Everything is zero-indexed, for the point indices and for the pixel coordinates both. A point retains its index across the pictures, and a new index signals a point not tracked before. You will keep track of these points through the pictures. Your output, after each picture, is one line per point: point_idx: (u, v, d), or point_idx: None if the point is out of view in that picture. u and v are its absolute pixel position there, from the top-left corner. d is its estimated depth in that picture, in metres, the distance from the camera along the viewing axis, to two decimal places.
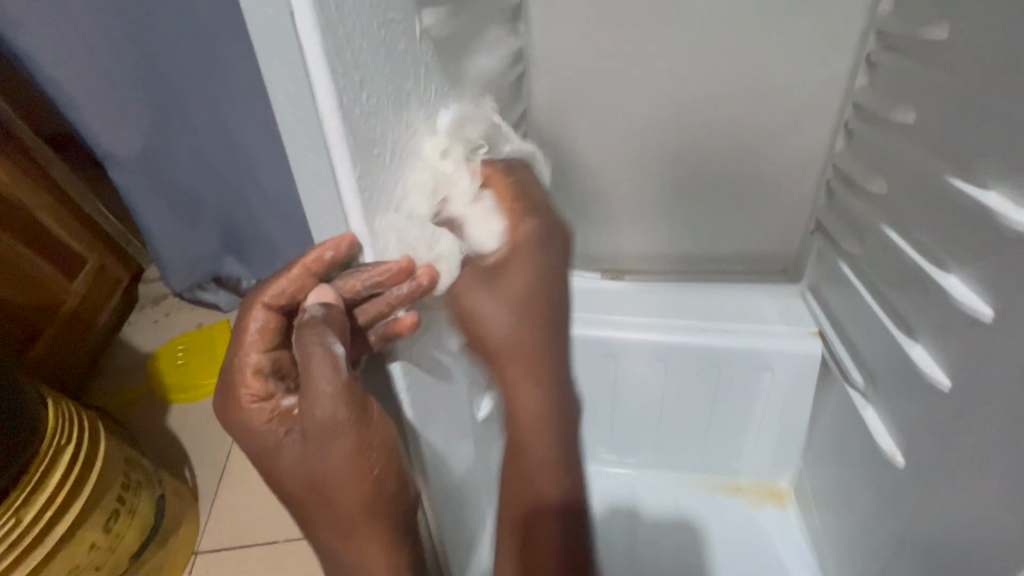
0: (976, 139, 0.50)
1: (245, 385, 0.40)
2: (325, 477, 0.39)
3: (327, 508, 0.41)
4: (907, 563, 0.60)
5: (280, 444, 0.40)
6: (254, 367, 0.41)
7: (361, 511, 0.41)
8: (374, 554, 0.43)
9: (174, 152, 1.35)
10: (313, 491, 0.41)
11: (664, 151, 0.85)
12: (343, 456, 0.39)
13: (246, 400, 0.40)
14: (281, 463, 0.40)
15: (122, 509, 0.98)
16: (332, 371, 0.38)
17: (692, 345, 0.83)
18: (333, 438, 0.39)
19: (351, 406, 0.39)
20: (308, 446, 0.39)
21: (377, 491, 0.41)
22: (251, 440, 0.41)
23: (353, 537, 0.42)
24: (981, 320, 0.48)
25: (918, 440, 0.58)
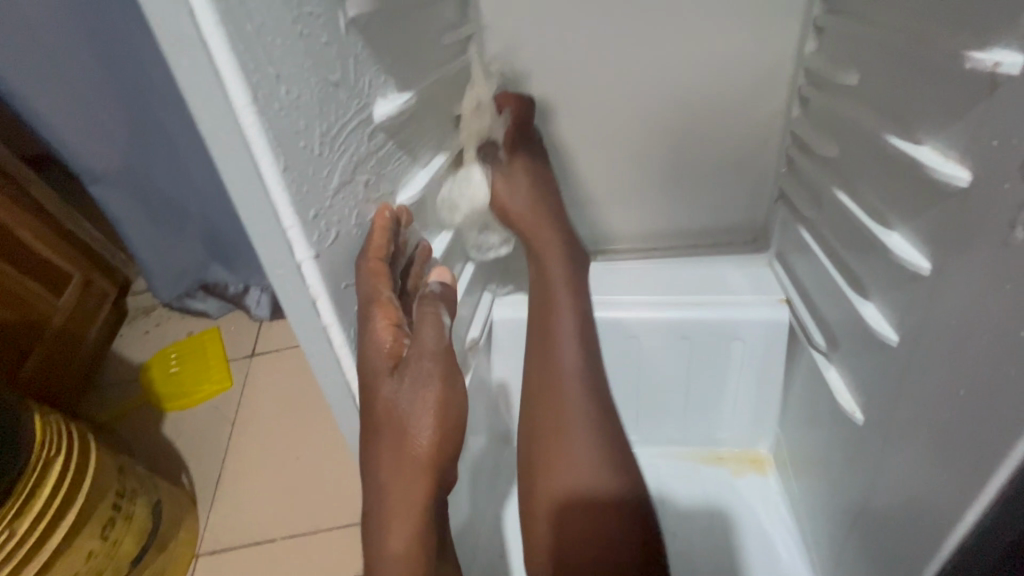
0: (910, 96, 0.50)
1: (380, 312, 0.45)
2: (411, 415, 0.46)
3: (396, 440, 0.46)
4: (872, 518, 0.61)
5: (386, 374, 0.45)
6: (385, 300, 0.46)
7: (419, 454, 0.46)
8: (418, 491, 0.47)
9: (150, 163, 1.35)
10: (389, 423, 0.46)
11: (626, 130, 0.85)
12: (433, 407, 0.46)
13: (376, 323, 0.45)
14: (376, 389, 0.45)
15: (118, 516, 1.00)
16: (440, 336, 0.48)
17: (663, 320, 0.84)
18: (430, 387, 0.46)
19: (447, 369, 0.47)
20: (412, 384, 0.45)
21: (442, 445, 0.47)
22: (365, 360, 0.46)
23: (398, 474, 0.47)
24: (922, 274, 0.49)
25: (875, 397, 0.59)
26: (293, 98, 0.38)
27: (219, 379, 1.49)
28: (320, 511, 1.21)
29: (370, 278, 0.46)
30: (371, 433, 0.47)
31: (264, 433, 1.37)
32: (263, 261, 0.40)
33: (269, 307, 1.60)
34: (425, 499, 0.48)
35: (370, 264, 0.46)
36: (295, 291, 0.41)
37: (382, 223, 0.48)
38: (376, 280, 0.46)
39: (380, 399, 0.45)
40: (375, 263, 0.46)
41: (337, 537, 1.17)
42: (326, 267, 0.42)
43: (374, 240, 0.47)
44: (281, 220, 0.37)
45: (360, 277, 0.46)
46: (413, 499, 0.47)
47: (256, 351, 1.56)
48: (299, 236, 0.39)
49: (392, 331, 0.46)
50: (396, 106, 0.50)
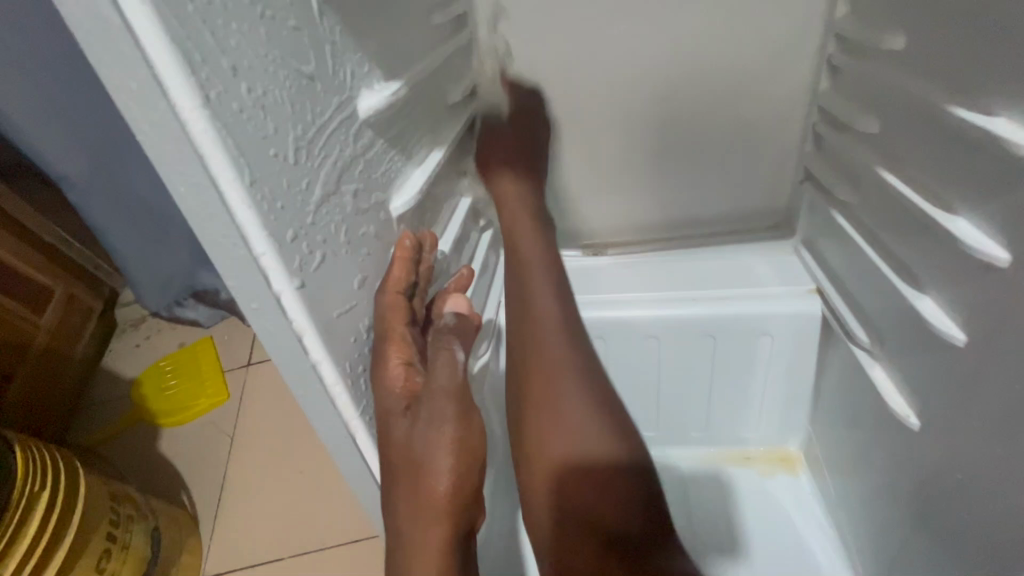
0: (976, 60, 0.43)
1: (392, 348, 0.43)
2: (426, 459, 0.40)
3: (413, 490, 0.41)
4: (930, 531, 0.56)
5: (399, 414, 0.42)
6: (399, 336, 0.44)
7: (438, 504, 0.40)
8: (437, 543, 0.40)
9: (127, 168, 1.27)
10: (405, 468, 0.41)
11: (637, 112, 0.78)
12: (448, 450, 0.40)
13: (387, 361, 0.43)
14: (390, 431, 0.42)
15: (113, 547, 0.95)
16: (454, 371, 0.43)
17: (685, 317, 0.78)
18: (444, 429, 0.40)
19: (462, 406, 0.41)
20: (425, 426, 0.41)
21: (463, 492, 0.41)
22: (377, 400, 0.43)
23: (417, 527, 0.41)
24: (997, 267, 0.43)
25: (932, 400, 0.54)
26: (274, 98, 0.31)
27: (215, 392, 1.44)
28: (327, 527, 1.16)
29: (384, 314, 0.44)
30: (390, 482, 0.42)
31: (264, 447, 1.32)
32: (234, 295, 0.33)
33: None
34: (448, 553, 0.41)
35: (384, 300, 0.44)
36: (275, 326, 0.35)
37: (401, 257, 0.46)
38: (390, 318, 0.44)
39: (394, 441, 0.42)
40: (389, 298, 0.44)
41: (346, 553, 1.12)
42: (311, 299, 0.35)
43: (392, 272, 0.45)
44: (252, 247, 0.31)
45: (377, 314, 0.44)
46: (434, 557, 0.40)
47: (252, 361, 1.49)
48: (273, 267, 0.32)
49: (405, 367, 0.43)
50: (382, 97, 0.43)
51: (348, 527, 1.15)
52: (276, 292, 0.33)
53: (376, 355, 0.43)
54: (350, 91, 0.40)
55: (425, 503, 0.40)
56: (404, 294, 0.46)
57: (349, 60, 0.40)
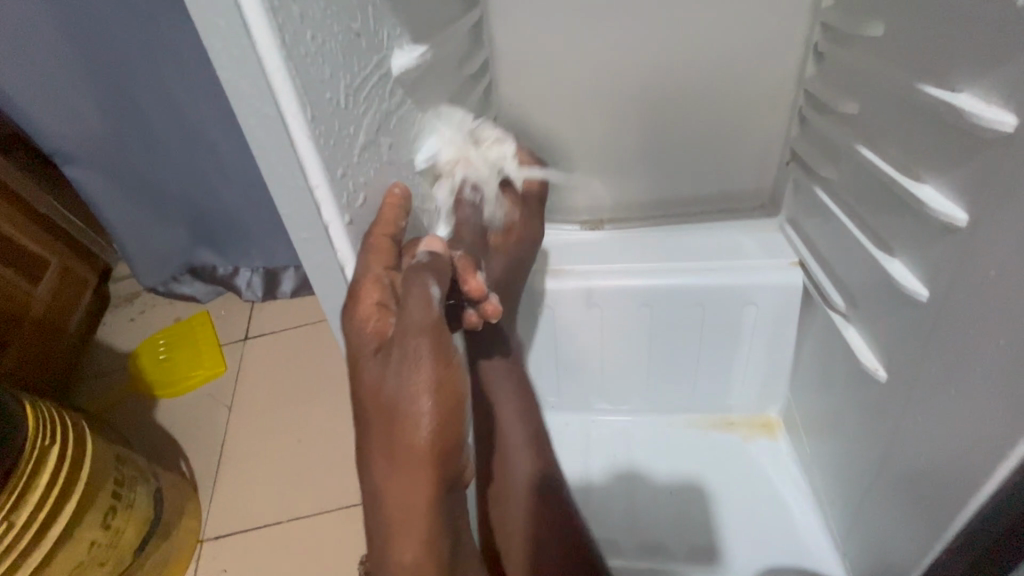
0: (941, 43, 0.49)
1: (365, 289, 0.41)
2: (402, 405, 0.39)
3: (389, 434, 0.41)
4: (894, 472, 0.62)
5: (371, 355, 0.40)
6: (374, 279, 0.41)
7: (416, 452, 0.40)
8: (418, 493, 0.41)
9: (130, 139, 1.32)
10: (380, 413, 0.41)
11: (636, 91, 0.82)
12: (423, 393, 0.39)
13: (359, 302, 0.41)
14: (362, 372, 0.41)
15: (118, 505, 0.98)
16: (429, 309, 0.40)
17: (676, 287, 0.83)
18: (418, 370, 0.39)
19: (439, 349, 0.40)
20: (397, 367, 0.39)
21: (441, 437, 0.40)
22: (349, 340, 0.41)
23: (396, 477, 0.41)
24: (956, 227, 0.49)
25: (898, 354, 0.59)
26: (331, 48, 0.35)
27: (212, 364, 1.46)
28: (325, 493, 1.20)
29: (364, 255, 0.41)
30: (365, 422, 0.42)
31: (262, 417, 1.35)
32: (287, 223, 0.37)
33: (262, 288, 1.57)
34: (429, 503, 0.42)
35: (368, 238, 0.42)
36: (322, 255, 0.39)
37: (391, 208, 0.43)
38: (372, 259, 0.41)
39: (366, 382, 0.41)
40: (372, 238, 0.42)
41: (342, 516, 1.16)
42: (354, 233, 0.39)
43: (384, 216, 0.43)
44: (310, 181, 0.35)
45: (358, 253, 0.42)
46: (415, 507, 0.42)
47: (249, 335, 1.52)
48: (326, 200, 0.36)
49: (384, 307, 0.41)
50: (412, 58, 0.47)
51: (345, 493, 1.19)
52: (325, 222, 0.37)
53: (349, 296, 0.41)
54: (388, 52, 0.44)
55: (402, 445, 0.40)
56: (389, 236, 0.43)
57: (386, 23, 0.44)
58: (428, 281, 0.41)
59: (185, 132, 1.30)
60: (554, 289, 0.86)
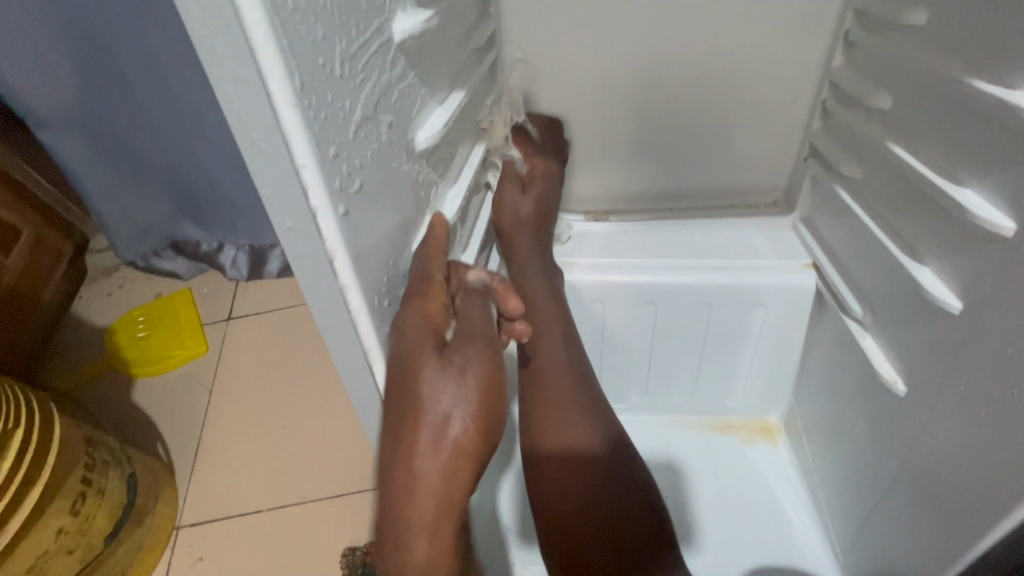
0: (997, 33, 0.45)
1: (428, 296, 0.45)
2: (454, 406, 0.41)
3: (433, 436, 0.41)
4: (905, 490, 0.60)
5: (430, 356, 0.42)
6: (436, 285, 0.46)
7: (456, 449, 0.42)
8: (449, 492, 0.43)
9: (107, 103, 1.25)
10: (426, 414, 0.41)
11: (651, 75, 0.77)
12: (477, 399, 0.42)
13: (425, 301, 0.44)
14: (416, 369, 0.42)
15: (88, 491, 0.93)
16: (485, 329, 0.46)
17: (681, 285, 0.79)
18: (478, 380, 0.42)
19: (492, 365, 0.44)
20: (457, 372, 0.42)
21: (481, 442, 0.43)
22: (408, 340, 0.43)
23: (431, 473, 0.41)
24: (1000, 236, 0.45)
25: (920, 367, 0.56)
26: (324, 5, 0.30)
27: (192, 344, 1.40)
28: (307, 482, 1.16)
29: (428, 269, 0.46)
30: (401, 421, 0.42)
31: (244, 400, 1.30)
32: (269, 210, 0.32)
33: (247, 267, 1.52)
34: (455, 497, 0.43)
35: (423, 253, 0.47)
36: (309, 247, 0.34)
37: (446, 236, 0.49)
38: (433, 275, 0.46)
39: (418, 381, 0.42)
40: (433, 257, 0.47)
41: (324, 507, 1.13)
42: (347, 223, 0.35)
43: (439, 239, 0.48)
44: (295, 159, 0.30)
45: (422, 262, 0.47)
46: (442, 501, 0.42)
47: (233, 315, 1.47)
48: (314, 181, 0.31)
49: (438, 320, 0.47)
50: (417, 23, 0.42)
51: (329, 482, 1.15)
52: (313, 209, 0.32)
53: (412, 302, 0.44)
54: (390, 15, 0.39)
55: (443, 444, 0.41)
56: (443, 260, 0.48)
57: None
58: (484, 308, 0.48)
59: (167, 99, 1.23)
60: None
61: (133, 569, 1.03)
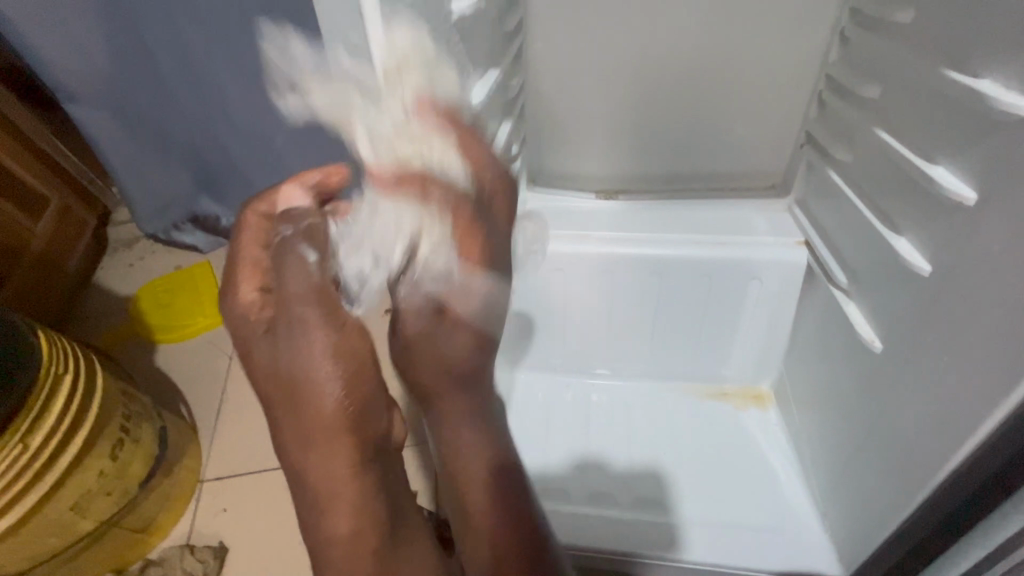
0: (971, 30, 0.52)
1: (243, 275, 0.51)
2: (302, 370, 0.44)
3: (297, 411, 0.44)
4: (880, 438, 0.67)
5: (261, 334, 0.47)
6: (253, 261, 0.51)
7: (327, 414, 0.44)
8: (339, 460, 0.43)
9: (139, 79, 1.30)
10: (280, 390, 0.45)
11: (664, 64, 0.84)
12: (319, 350, 0.44)
13: (242, 283, 0.50)
14: (253, 350, 0.47)
15: (126, 438, 0.99)
16: (306, 274, 0.45)
17: (684, 257, 0.86)
18: (313, 333, 0.44)
19: (324, 308, 0.45)
20: (286, 336, 0.45)
21: (351, 400, 0.44)
22: (238, 323, 0.49)
23: (314, 449, 0.43)
24: (965, 205, 0.52)
25: (896, 327, 0.64)
26: None
27: (213, 313, 1.46)
28: None
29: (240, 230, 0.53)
30: (272, 410, 0.45)
31: None
32: None
33: None
34: (354, 475, 0.44)
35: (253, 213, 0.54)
36: None
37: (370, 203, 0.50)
38: (249, 246, 0.52)
39: (256, 361, 0.47)
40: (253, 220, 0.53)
41: None
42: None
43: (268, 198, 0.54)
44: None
45: (240, 232, 0.54)
46: (343, 483, 0.43)
47: None
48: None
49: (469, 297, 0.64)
50: None
51: None
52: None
53: (232, 285, 0.50)
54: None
55: (321, 412, 0.44)
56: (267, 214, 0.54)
57: None
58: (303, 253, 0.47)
59: (198, 76, 1.29)
60: (569, 253, 0.89)
61: (162, 515, 1.10)
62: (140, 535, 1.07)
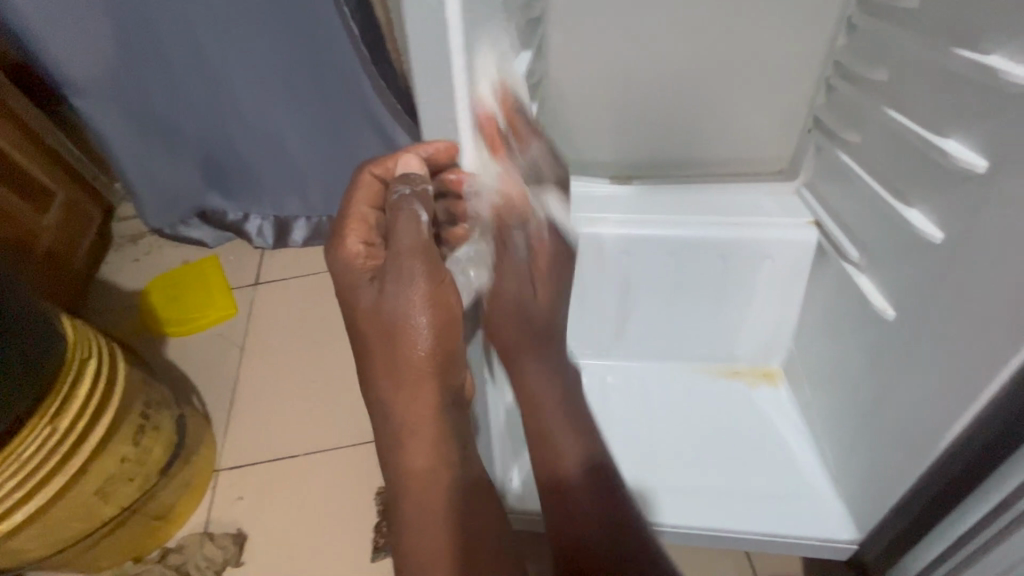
0: (976, 9, 0.55)
1: (355, 229, 0.64)
2: (401, 317, 0.57)
3: (396, 347, 0.58)
4: (894, 403, 0.71)
5: (366, 281, 0.61)
6: (361, 218, 0.64)
7: (418, 358, 0.58)
8: (421, 394, 0.59)
9: (150, 73, 1.31)
10: (381, 329, 0.59)
11: (679, 53, 0.87)
12: (419, 306, 0.57)
13: (353, 237, 0.63)
14: (360, 294, 0.61)
15: (147, 426, 0.99)
16: (416, 231, 0.57)
17: (698, 238, 0.90)
18: (416, 286, 0.56)
19: (425, 264, 0.57)
20: (395, 285, 0.57)
21: (436, 347, 0.58)
22: (347, 271, 0.63)
23: (403, 385, 0.59)
24: (975, 173, 0.56)
25: (908, 296, 0.67)
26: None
27: (223, 306, 1.47)
28: (343, 429, 1.24)
29: (360, 188, 0.65)
30: (372, 343, 0.60)
31: (276, 356, 1.37)
32: None
33: (273, 235, 1.59)
34: (433, 408, 0.59)
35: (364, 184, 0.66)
36: None
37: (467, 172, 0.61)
38: (359, 205, 0.65)
39: (363, 304, 0.61)
40: (365, 188, 0.65)
41: (358, 452, 1.21)
42: None
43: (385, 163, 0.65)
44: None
45: (355, 187, 0.66)
46: (422, 413, 0.59)
47: (260, 280, 1.54)
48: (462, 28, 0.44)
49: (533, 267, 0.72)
50: None
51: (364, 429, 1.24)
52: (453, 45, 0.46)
53: (347, 236, 0.63)
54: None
55: (412, 356, 0.58)
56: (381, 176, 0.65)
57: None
58: (415, 208, 0.57)
59: (210, 69, 1.30)
60: (588, 236, 0.92)
61: (181, 503, 1.11)
62: (159, 522, 1.07)
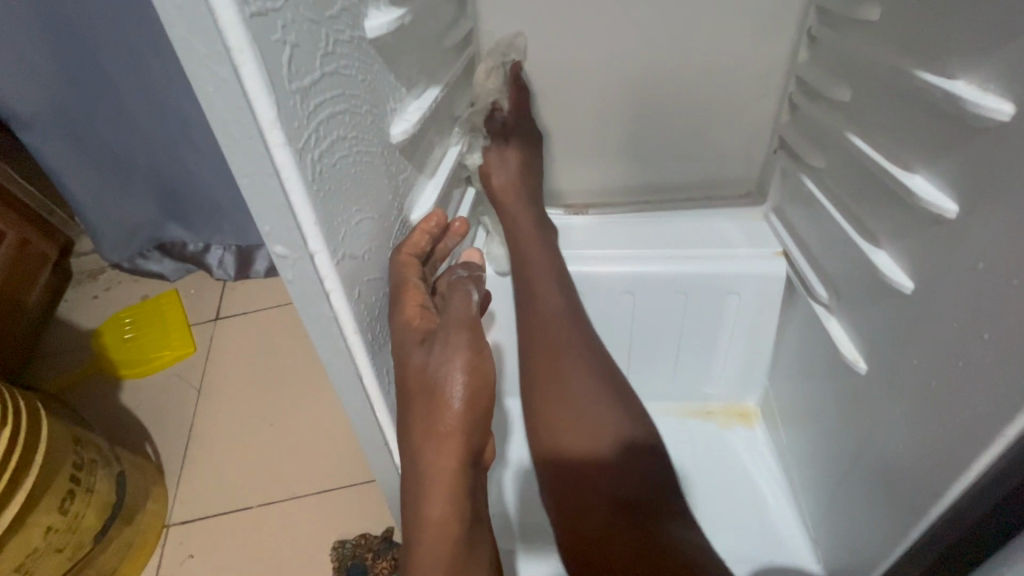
0: (941, 27, 0.47)
1: (409, 294, 0.52)
2: (440, 383, 0.48)
3: (431, 408, 0.48)
4: (871, 465, 0.62)
5: (416, 344, 0.49)
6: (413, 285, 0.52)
7: (451, 416, 0.48)
8: (452, 460, 0.49)
9: (92, 106, 1.25)
10: (420, 391, 0.48)
11: (625, 72, 0.80)
12: (462, 372, 0.48)
13: (404, 301, 0.51)
14: (407, 358, 0.49)
15: (77, 489, 0.93)
16: (468, 306, 0.52)
17: (658, 274, 0.82)
18: (460, 350, 0.48)
19: (473, 335, 0.50)
20: (441, 349, 0.48)
21: (472, 413, 0.49)
22: (395, 332, 0.51)
23: (438, 451, 0.48)
24: (946, 217, 0.48)
25: (882, 347, 0.59)
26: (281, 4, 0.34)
27: (180, 344, 1.40)
28: (300, 476, 1.17)
29: (403, 267, 0.53)
30: (407, 404, 0.49)
31: (234, 398, 1.31)
32: None
33: (234, 267, 1.53)
34: (457, 471, 0.49)
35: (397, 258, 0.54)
36: None
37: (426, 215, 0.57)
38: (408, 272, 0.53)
39: (411, 367, 0.49)
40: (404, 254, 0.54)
41: (314, 502, 1.14)
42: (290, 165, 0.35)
43: (412, 238, 0.54)
44: (258, 113, 0.34)
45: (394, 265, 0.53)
46: (446, 473, 0.49)
47: (221, 315, 1.47)
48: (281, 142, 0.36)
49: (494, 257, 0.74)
50: (387, 21, 0.47)
51: (320, 477, 1.16)
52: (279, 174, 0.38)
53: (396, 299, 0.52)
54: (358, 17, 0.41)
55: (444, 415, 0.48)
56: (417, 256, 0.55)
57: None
58: (468, 288, 0.53)
59: (152, 100, 1.24)
60: None
61: (122, 567, 1.04)
62: None
